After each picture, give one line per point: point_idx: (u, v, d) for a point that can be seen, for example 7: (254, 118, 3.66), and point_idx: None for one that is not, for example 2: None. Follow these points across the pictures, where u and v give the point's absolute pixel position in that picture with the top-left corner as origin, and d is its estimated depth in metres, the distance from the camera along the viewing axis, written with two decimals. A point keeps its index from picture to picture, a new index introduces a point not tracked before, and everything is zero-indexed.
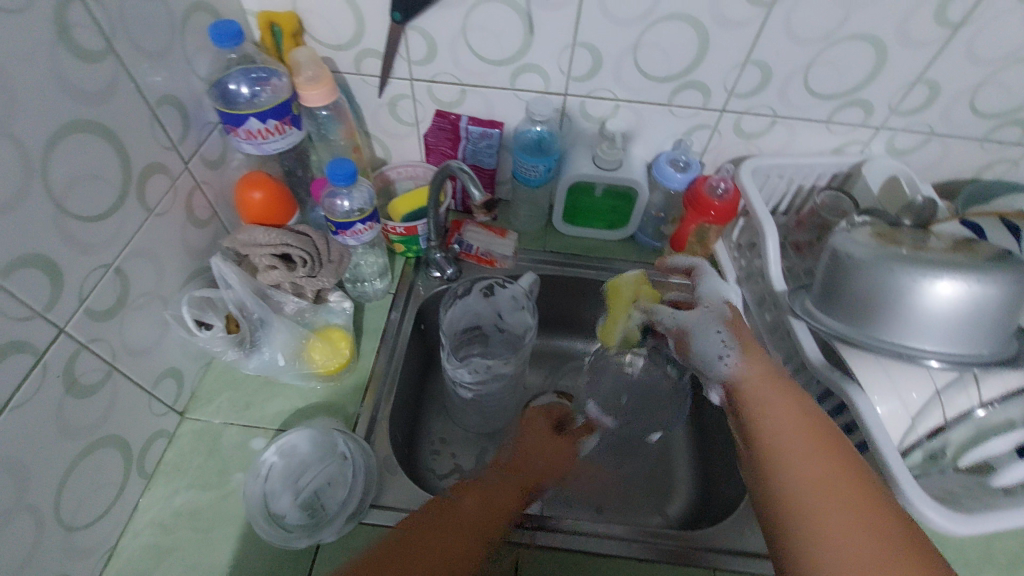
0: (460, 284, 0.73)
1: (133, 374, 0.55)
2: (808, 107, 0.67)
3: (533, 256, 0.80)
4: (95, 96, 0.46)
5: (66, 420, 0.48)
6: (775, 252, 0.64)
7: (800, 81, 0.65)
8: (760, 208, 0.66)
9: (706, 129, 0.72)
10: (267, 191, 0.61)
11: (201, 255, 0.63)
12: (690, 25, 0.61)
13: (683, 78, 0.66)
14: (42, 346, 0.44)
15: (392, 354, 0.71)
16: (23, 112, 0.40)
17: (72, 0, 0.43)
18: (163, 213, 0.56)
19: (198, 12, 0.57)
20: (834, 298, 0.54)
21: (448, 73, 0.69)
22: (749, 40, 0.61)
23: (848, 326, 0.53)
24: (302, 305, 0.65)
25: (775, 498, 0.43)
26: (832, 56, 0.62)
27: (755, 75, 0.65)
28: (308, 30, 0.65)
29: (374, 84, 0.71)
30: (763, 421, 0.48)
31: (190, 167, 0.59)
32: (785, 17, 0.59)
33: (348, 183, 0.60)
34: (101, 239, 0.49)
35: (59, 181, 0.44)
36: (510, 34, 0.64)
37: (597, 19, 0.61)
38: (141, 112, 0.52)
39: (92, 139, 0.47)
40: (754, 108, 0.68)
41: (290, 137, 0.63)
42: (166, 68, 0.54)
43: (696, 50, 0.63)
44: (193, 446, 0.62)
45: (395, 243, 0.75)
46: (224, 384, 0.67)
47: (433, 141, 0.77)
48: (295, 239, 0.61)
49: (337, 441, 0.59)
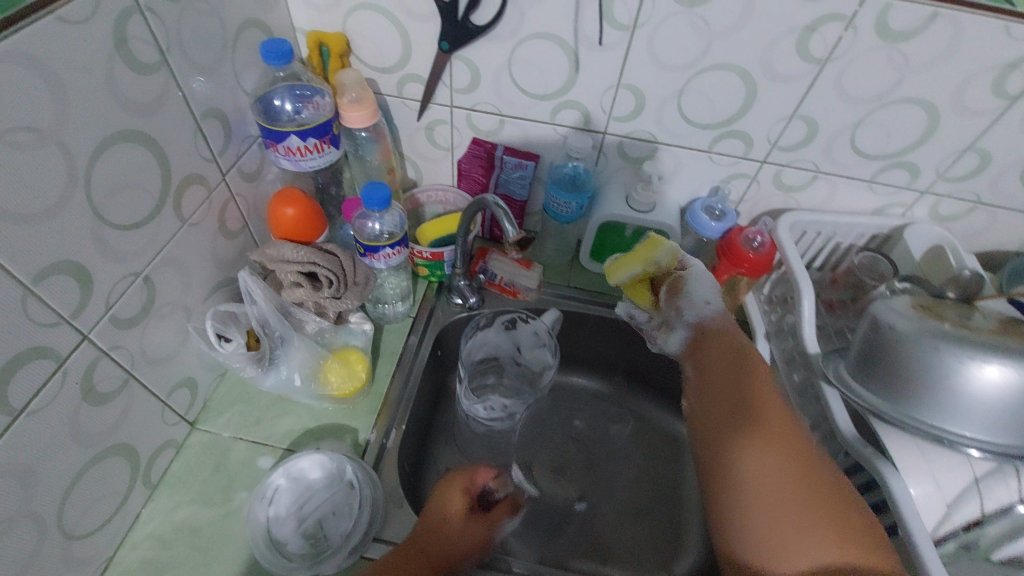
0: (483, 316, 0.75)
1: (149, 382, 0.55)
2: (851, 165, 0.66)
3: (556, 291, 0.79)
4: (144, 106, 0.47)
5: (79, 427, 0.47)
6: (810, 312, 0.62)
7: (846, 140, 0.63)
8: (796, 266, 0.64)
9: (744, 179, 0.71)
10: (299, 208, 0.61)
11: (228, 266, 0.63)
12: (738, 75, 0.60)
13: (726, 127, 0.65)
14: (65, 352, 0.44)
15: (407, 378, 0.70)
16: (73, 120, 0.40)
17: (132, 13, 0.44)
18: (196, 223, 0.56)
19: (251, 28, 0.58)
20: (871, 370, 0.52)
21: (489, 103, 0.69)
22: (798, 95, 0.60)
23: (882, 400, 0.51)
24: (323, 326, 0.64)
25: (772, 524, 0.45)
26: (881, 118, 0.60)
27: (800, 130, 0.64)
28: (355, 52, 0.66)
29: (414, 108, 0.71)
30: (742, 440, 0.49)
31: (227, 178, 0.60)
32: (837, 76, 0.58)
33: (382, 209, 0.60)
34: (133, 248, 0.49)
35: (100, 189, 0.44)
36: (556, 70, 0.63)
37: (644, 63, 0.61)
38: (186, 123, 0.52)
39: (136, 148, 0.47)
40: (796, 162, 0.67)
41: (328, 156, 0.63)
42: (215, 81, 0.55)
43: (742, 101, 0.62)
44: (200, 459, 0.61)
45: (420, 267, 0.74)
46: (237, 397, 0.66)
47: (467, 167, 0.76)
48: (323, 259, 0.61)
49: (345, 469, 0.58)
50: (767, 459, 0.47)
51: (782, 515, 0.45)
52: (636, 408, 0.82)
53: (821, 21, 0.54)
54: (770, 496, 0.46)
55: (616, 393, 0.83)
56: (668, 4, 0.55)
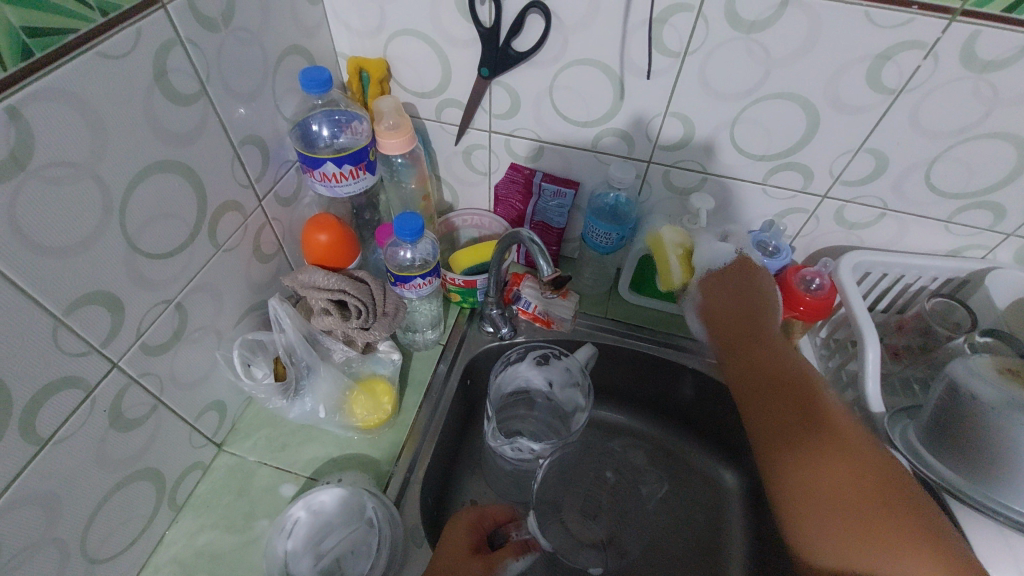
0: (515, 349, 0.69)
1: (178, 406, 0.55)
2: (925, 203, 0.60)
3: (592, 321, 0.76)
4: (183, 136, 0.47)
5: (105, 452, 0.47)
6: (875, 364, 0.56)
7: (919, 176, 0.58)
8: (859, 310, 0.59)
9: (801, 213, 0.66)
10: (332, 233, 0.61)
11: (261, 290, 0.63)
12: (798, 105, 0.55)
13: (783, 158, 0.61)
14: (93, 381, 0.44)
15: (434, 409, 0.68)
16: (109, 153, 0.40)
17: (172, 45, 0.44)
18: (231, 249, 0.56)
19: (293, 55, 0.58)
20: (946, 442, 0.47)
21: (528, 129, 0.67)
22: (866, 127, 0.55)
23: (965, 481, 0.46)
24: (350, 355, 0.63)
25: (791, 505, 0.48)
26: (962, 153, 0.54)
27: (866, 164, 0.58)
28: (395, 76, 0.65)
29: (452, 132, 0.70)
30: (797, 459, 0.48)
31: (263, 204, 0.60)
32: (912, 107, 0.52)
33: (414, 240, 0.58)
34: (167, 276, 0.49)
35: (135, 220, 0.44)
36: (599, 97, 0.61)
37: (694, 92, 0.57)
38: (224, 152, 0.52)
39: (173, 177, 0.47)
40: (860, 198, 0.62)
41: (363, 182, 0.62)
42: (254, 109, 0.55)
43: (802, 131, 0.57)
44: (225, 482, 0.61)
45: (451, 293, 0.73)
46: (265, 420, 0.66)
47: (503, 192, 0.73)
48: (352, 287, 0.60)
49: (366, 505, 0.56)
50: (828, 476, 0.46)
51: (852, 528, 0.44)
52: (674, 449, 0.77)
53: (896, 48, 0.49)
54: (840, 517, 0.44)
55: (651, 431, 0.79)
56: (723, 31, 0.52)
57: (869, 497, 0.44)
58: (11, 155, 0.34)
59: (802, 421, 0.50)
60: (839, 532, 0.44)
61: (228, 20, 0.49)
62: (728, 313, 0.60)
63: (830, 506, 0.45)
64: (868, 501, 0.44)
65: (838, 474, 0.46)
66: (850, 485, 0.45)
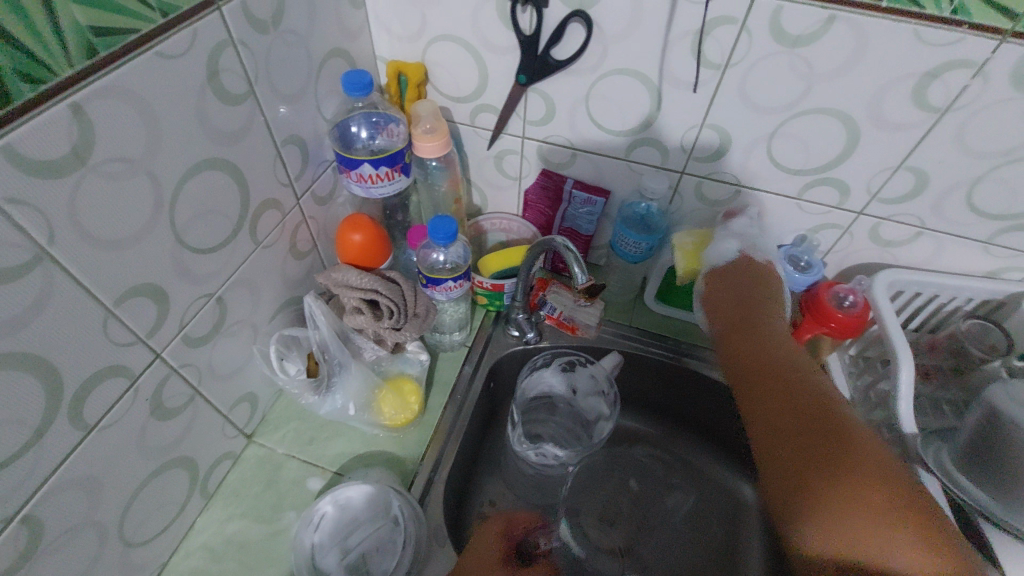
0: (541, 355, 0.70)
1: (214, 398, 0.56)
2: (965, 223, 0.59)
3: (617, 329, 0.76)
4: (230, 135, 0.48)
5: (146, 440, 0.49)
6: (908, 386, 0.54)
7: (960, 196, 0.57)
8: (894, 328, 0.58)
9: (835, 229, 0.65)
10: (366, 233, 0.62)
11: (295, 286, 0.64)
12: (839, 121, 0.55)
13: (819, 173, 0.60)
14: (138, 370, 0.45)
15: (459, 412, 0.68)
16: (163, 151, 0.42)
17: (225, 47, 0.45)
18: (269, 245, 0.57)
19: (336, 58, 0.59)
20: (988, 467, 0.46)
21: (562, 136, 0.67)
22: (907, 145, 0.55)
23: (995, 502, 0.46)
24: (380, 354, 0.64)
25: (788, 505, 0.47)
26: (1007, 174, 0.53)
27: (906, 182, 0.57)
28: (433, 80, 0.66)
29: (486, 137, 0.70)
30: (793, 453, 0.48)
31: (301, 202, 0.61)
32: (956, 126, 0.52)
33: (447, 243, 0.59)
34: (210, 271, 0.50)
35: (184, 215, 0.45)
36: (636, 107, 0.61)
37: (733, 104, 0.57)
38: (267, 151, 0.53)
39: (220, 175, 0.48)
40: (897, 216, 0.61)
41: (398, 184, 0.63)
42: (297, 109, 0.56)
43: (840, 147, 0.57)
44: (254, 473, 0.62)
45: (478, 295, 0.73)
46: (293, 413, 0.67)
47: (534, 198, 0.74)
48: (384, 287, 0.60)
49: (391, 502, 0.57)
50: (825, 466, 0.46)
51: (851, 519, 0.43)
52: (692, 460, 0.77)
53: (943, 67, 0.48)
54: (835, 508, 0.44)
55: (670, 441, 0.78)
56: (766, 44, 0.51)
57: (872, 488, 0.44)
58: (75, 152, 0.35)
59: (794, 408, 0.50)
60: (836, 524, 0.43)
61: (277, 23, 0.50)
62: (730, 310, 0.61)
63: (825, 497, 0.44)
64: (859, 491, 0.44)
65: (834, 466, 0.45)
66: (851, 469, 0.45)
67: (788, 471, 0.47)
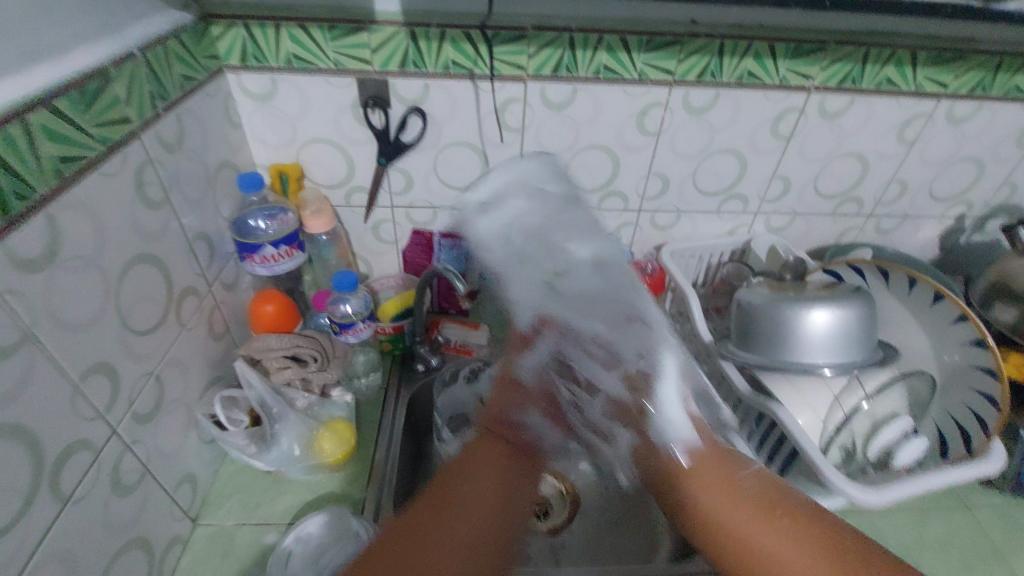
0: (446, 372, 0.85)
1: (159, 476, 0.60)
2: (701, 202, 0.89)
3: (504, 343, 0.93)
4: (153, 234, 0.58)
5: (109, 516, 0.52)
6: (699, 311, 0.79)
7: (692, 185, 0.86)
8: (678, 279, 0.84)
9: (629, 226, 0.92)
10: (277, 304, 0.75)
11: (216, 365, 0.71)
12: (604, 151, 0.82)
13: (605, 189, 0.86)
14: (99, 444, 0.50)
15: (390, 442, 0.78)
16: (107, 248, 0.51)
17: (146, 165, 0.56)
18: (191, 328, 0.65)
19: (224, 168, 0.72)
20: (747, 336, 0.69)
21: (422, 200, 0.86)
22: (649, 159, 0.83)
23: (753, 356, 0.68)
24: (311, 400, 0.73)
25: (715, 539, 0.46)
26: (709, 166, 0.84)
27: (657, 183, 0.86)
28: (309, 175, 0.81)
29: (361, 213, 0.86)
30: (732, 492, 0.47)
31: (212, 289, 0.70)
32: (670, 143, 0.81)
33: (350, 290, 0.75)
34: (148, 352, 0.57)
35: (126, 302, 0.54)
36: (470, 167, 0.82)
37: (536, 152, 0.81)
38: (182, 247, 0.63)
39: (148, 267, 0.57)
40: (662, 207, 0.89)
41: (297, 259, 0.76)
42: (201, 212, 0.67)
43: (612, 169, 0.84)
44: (207, 549, 0.65)
45: (383, 343, 0.88)
46: (233, 488, 0.71)
47: (411, 254, 0.92)
48: (304, 342, 0.74)
49: (351, 521, 0.65)
50: (751, 524, 0.45)
51: (743, 526, 0.45)
52: None
53: (648, 107, 0.77)
54: (753, 523, 0.45)
55: None
56: (542, 111, 0.76)
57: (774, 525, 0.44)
58: (49, 250, 0.44)
59: (687, 439, 0.52)
60: (755, 528, 0.44)
61: (180, 145, 0.63)
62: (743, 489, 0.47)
63: (751, 518, 0.45)
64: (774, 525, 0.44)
65: (766, 524, 0.44)
66: (758, 515, 0.45)
67: (721, 538, 0.46)
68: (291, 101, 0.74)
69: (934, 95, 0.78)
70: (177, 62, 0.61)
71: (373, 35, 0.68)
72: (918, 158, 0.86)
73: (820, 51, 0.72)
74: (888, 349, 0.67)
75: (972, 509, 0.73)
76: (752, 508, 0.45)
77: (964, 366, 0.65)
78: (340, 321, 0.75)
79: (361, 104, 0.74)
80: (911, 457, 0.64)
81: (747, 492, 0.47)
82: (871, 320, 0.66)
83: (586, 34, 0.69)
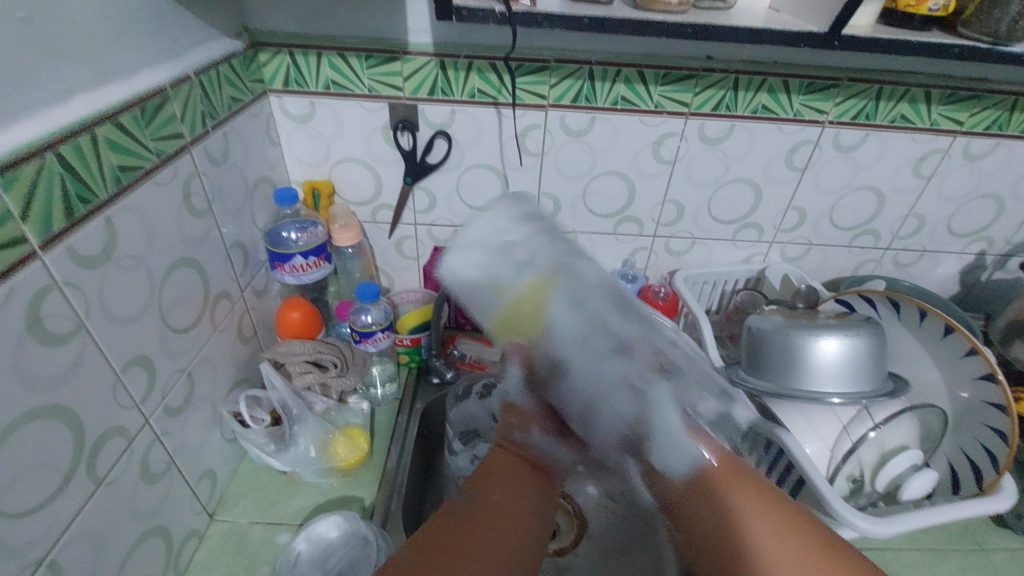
0: (460, 385, 0.87)
1: (184, 469, 0.64)
2: (715, 230, 0.91)
3: None
4: (195, 241, 0.63)
5: (136, 501, 0.55)
6: (711, 336, 0.80)
7: (707, 212, 0.88)
8: (689, 304, 0.85)
9: (644, 250, 0.94)
10: (302, 311, 0.79)
11: (242, 366, 0.75)
12: (620, 178, 0.84)
13: (622, 213, 0.89)
14: (133, 432, 0.54)
15: (402, 451, 0.80)
16: (154, 251, 0.56)
17: (193, 177, 0.61)
18: (222, 330, 0.70)
19: (262, 183, 0.77)
20: (757, 362, 0.70)
21: (444, 218, 0.90)
22: (664, 186, 0.85)
23: (762, 382, 0.68)
24: (329, 405, 0.77)
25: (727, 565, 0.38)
26: (723, 194, 0.86)
27: (672, 210, 0.88)
28: (339, 192, 0.86)
29: (386, 228, 0.91)
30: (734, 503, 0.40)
31: (243, 295, 0.75)
32: (685, 172, 0.84)
33: (372, 301, 0.78)
34: (183, 350, 0.61)
35: (167, 301, 0.58)
36: (491, 189, 0.86)
37: (555, 177, 0.85)
38: (219, 254, 0.68)
39: (188, 270, 0.62)
40: (677, 234, 0.91)
41: (324, 269, 0.80)
42: (238, 223, 0.72)
43: (627, 195, 0.86)
44: (221, 545, 0.67)
45: (401, 354, 0.91)
46: (248, 487, 0.74)
47: (431, 270, 0.95)
48: (325, 348, 0.78)
49: (359, 524, 0.66)
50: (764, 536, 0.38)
51: (768, 543, 0.38)
52: None
53: (664, 136, 0.80)
54: (772, 537, 0.38)
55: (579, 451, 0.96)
56: (561, 138, 0.80)
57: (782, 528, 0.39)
58: (104, 250, 0.49)
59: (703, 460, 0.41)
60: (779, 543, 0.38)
61: (225, 161, 0.68)
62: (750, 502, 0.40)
63: (767, 529, 0.39)
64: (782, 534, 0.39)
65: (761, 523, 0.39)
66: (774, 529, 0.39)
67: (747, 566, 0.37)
68: (327, 122, 0.79)
69: (950, 132, 0.80)
70: (227, 85, 0.67)
71: (406, 64, 0.73)
72: (935, 194, 0.87)
73: (834, 88, 0.75)
74: (898, 380, 0.68)
75: (989, 551, 0.71)
76: (751, 500, 0.41)
77: (976, 402, 0.65)
78: (359, 329, 0.79)
79: (391, 127, 0.79)
80: (921, 490, 0.63)
81: (755, 502, 0.40)
82: (883, 351, 0.66)
83: (605, 67, 0.73)
